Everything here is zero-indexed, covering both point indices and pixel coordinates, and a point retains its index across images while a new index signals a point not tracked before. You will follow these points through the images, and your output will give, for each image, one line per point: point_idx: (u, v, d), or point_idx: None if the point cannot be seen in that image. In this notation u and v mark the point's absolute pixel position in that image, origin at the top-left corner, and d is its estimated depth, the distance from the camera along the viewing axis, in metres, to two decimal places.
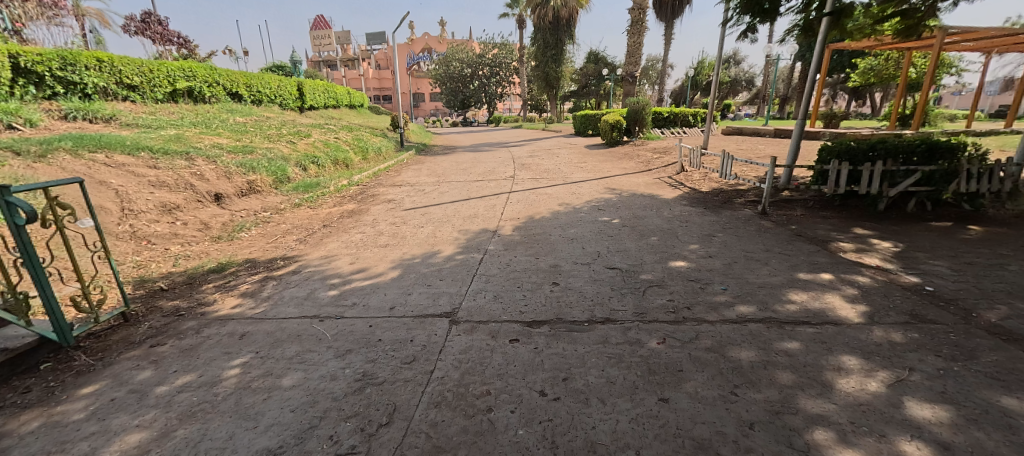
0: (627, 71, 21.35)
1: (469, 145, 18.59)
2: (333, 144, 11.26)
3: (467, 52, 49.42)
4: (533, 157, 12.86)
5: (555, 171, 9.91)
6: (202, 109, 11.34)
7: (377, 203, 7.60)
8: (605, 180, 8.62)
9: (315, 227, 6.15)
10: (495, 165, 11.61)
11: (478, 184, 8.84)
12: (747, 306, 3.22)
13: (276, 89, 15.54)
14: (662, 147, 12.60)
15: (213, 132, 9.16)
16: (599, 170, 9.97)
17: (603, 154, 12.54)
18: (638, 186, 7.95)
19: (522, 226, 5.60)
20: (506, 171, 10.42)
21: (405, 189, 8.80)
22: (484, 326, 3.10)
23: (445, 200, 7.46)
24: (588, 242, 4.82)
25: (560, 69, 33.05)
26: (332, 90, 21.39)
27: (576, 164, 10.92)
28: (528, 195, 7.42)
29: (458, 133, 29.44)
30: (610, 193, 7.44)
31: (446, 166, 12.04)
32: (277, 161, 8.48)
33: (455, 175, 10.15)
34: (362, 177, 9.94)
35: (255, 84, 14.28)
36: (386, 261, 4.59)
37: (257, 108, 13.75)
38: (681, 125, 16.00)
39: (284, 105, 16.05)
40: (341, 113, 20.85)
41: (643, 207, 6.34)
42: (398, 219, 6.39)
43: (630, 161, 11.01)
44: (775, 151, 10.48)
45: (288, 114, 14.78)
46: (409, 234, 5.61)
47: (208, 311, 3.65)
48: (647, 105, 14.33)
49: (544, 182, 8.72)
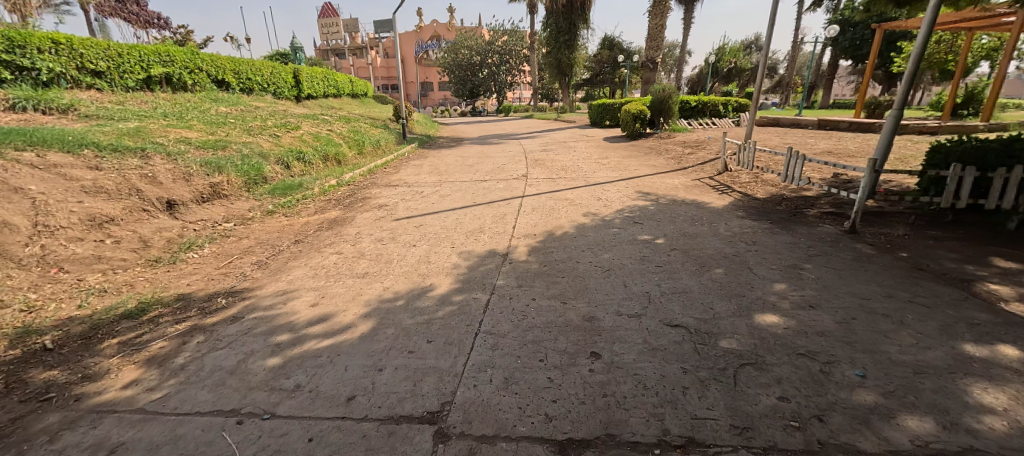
0: (648, 56, 19.73)
1: (477, 137, 17.31)
2: (325, 137, 10.08)
3: (476, 39, 47.76)
4: (547, 151, 11.56)
5: (574, 169, 8.64)
6: (180, 99, 10.23)
7: (365, 210, 6.44)
8: (634, 182, 7.32)
9: (284, 243, 5.00)
10: (504, 160, 10.38)
11: (485, 186, 7.62)
12: (919, 419, 1.97)
13: (269, 76, 14.36)
14: (693, 141, 11.20)
15: (184, 124, 8.03)
16: (624, 167, 8.65)
17: (625, 149, 11.19)
18: (676, 190, 6.64)
19: (541, 248, 4.36)
20: (518, 168, 9.17)
21: (400, 191, 7.60)
22: (488, 451, 1.90)
23: (446, 206, 6.26)
24: (632, 277, 3.58)
25: (574, 56, 31.38)
26: (333, 78, 20.23)
27: (598, 160, 9.61)
28: (545, 201, 6.18)
29: (466, 123, 28.11)
30: (645, 199, 6.15)
31: (451, 162, 10.83)
32: (252, 157, 7.32)
33: (460, 173, 8.93)
34: (354, 175, 8.79)
35: (244, 70, 13.13)
36: (360, 302, 3.41)
37: (246, 97, 12.64)
38: (710, 115, 14.50)
39: (278, 93, 14.90)
40: (341, 102, 19.67)
41: (691, 220, 5.06)
42: (386, 233, 5.21)
43: (658, 157, 9.68)
44: (830, 146, 9.02)
45: (280, 104, 13.66)
46: (397, 256, 4.42)
47: (89, 392, 2.51)
48: (674, 94, 12.87)
49: (563, 183, 7.47)
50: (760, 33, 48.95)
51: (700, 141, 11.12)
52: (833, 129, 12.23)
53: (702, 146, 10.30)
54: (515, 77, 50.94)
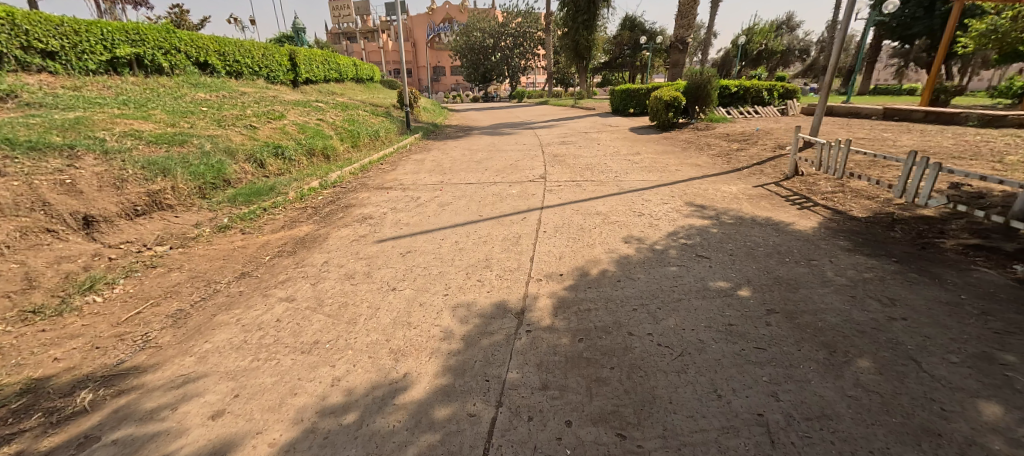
0: (677, 36, 17.85)
1: (489, 126, 15.91)
2: (313, 128, 8.80)
3: (489, 21, 45.72)
4: (567, 145, 10.12)
5: (602, 169, 7.23)
6: (152, 83, 9.04)
7: (345, 223, 5.17)
8: (680, 187, 5.89)
9: (224, 278, 3.74)
10: (518, 156, 9.00)
11: (495, 191, 6.28)
12: None
13: (260, 58, 13.09)
14: (737, 134, 9.64)
15: (141, 113, 6.81)
16: (661, 167, 7.20)
17: (658, 142, 9.68)
18: (738, 202, 5.20)
19: (572, 302, 3.02)
20: (534, 167, 7.79)
21: (393, 196, 6.32)
22: None
23: (446, 221, 4.96)
24: (726, 375, 2.22)
25: (593, 38, 29.41)
26: (336, 61, 18.88)
27: (628, 157, 8.16)
28: (571, 217, 4.83)
29: (476, 110, 26.62)
30: (701, 216, 4.73)
31: (457, 156, 9.48)
32: (215, 154, 6.06)
33: (466, 172, 7.62)
34: (343, 174, 7.54)
35: (231, 51, 11.87)
36: (289, 411, 2.14)
37: (232, 82, 11.40)
38: (752, 103, 12.79)
39: (271, 78, 13.66)
40: (343, 87, 18.35)
41: (777, 255, 3.65)
42: (362, 263, 3.91)
43: (701, 153, 8.18)
44: (916, 143, 7.41)
45: (272, 89, 12.41)
46: (367, 307, 3.12)
47: None
48: (714, 78, 11.23)
49: (590, 188, 6.06)
50: (792, 12, 45.73)
51: (746, 134, 9.55)
52: (903, 119, 10.48)
53: (751, 140, 8.74)
54: (529, 61, 48.86)
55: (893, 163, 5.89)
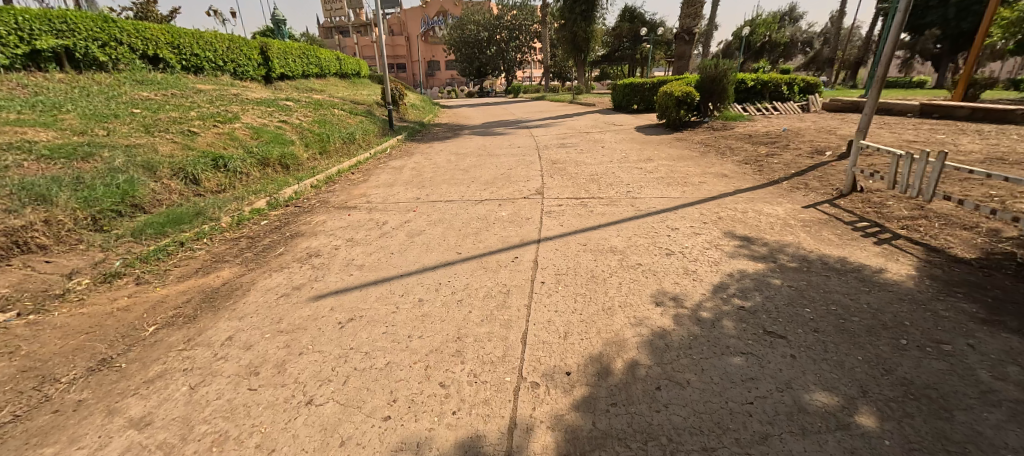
0: (683, 25, 16.57)
1: (481, 124, 14.68)
2: (272, 131, 7.55)
3: (483, 13, 44.16)
4: (567, 148, 8.92)
5: (610, 181, 6.05)
6: (83, 81, 7.77)
7: (281, 263, 3.95)
8: (712, 208, 4.71)
9: (70, 373, 2.53)
10: (511, 162, 7.80)
11: (480, 212, 5.08)
12: None
13: (225, 52, 11.77)
14: (761, 135, 8.48)
15: (46, 118, 5.55)
16: (681, 178, 6.01)
17: (671, 145, 8.50)
18: (793, 231, 4.02)
19: (589, 442, 1.84)
20: (530, 177, 6.59)
21: (356, 219, 5.12)
22: None
23: (412, 262, 3.76)
24: None
25: (592, 29, 28.05)
26: (316, 54, 17.51)
27: (639, 164, 6.98)
28: (578, 257, 3.63)
29: (470, 106, 25.29)
30: (752, 255, 3.55)
31: (441, 163, 8.26)
32: (127, 170, 4.82)
33: (449, 185, 6.43)
34: (302, 188, 6.34)
35: (188, 43, 10.56)
36: None
37: (188, 79, 10.10)
38: (769, 98, 11.61)
39: (238, 73, 12.35)
40: (324, 83, 17.00)
41: (886, 334, 2.48)
42: (279, 342, 2.71)
43: (724, 160, 7.02)
44: (981, 147, 6.27)
45: (236, 87, 11.11)
46: (255, 445, 1.92)
47: None
48: (731, 71, 10.02)
49: (598, 210, 4.87)
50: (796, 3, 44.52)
51: (771, 135, 8.39)
52: (943, 117, 9.35)
53: (780, 143, 7.57)
54: (525, 54, 47.40)
55: (976, 177, 4.73)
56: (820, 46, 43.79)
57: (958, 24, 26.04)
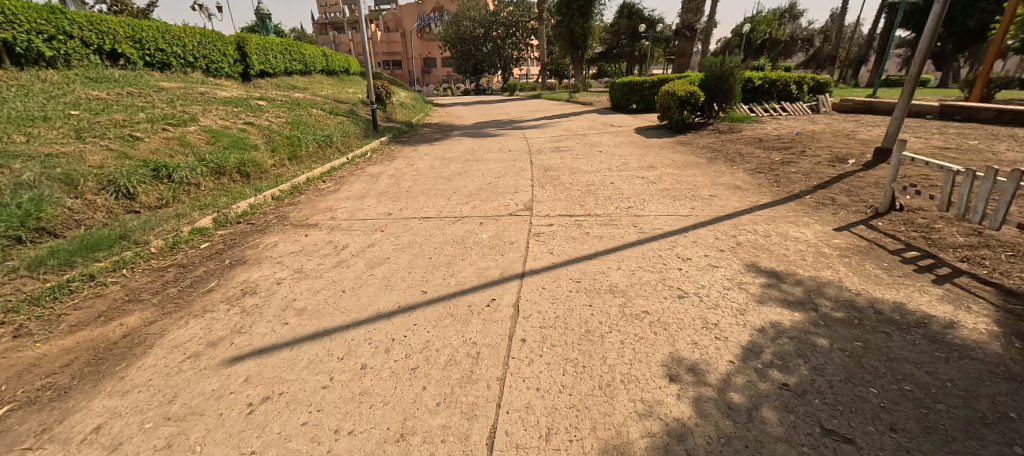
0: (684, 21, 15.86)
1: (473, 124, 13.95)
2: (233, 135, 6.80)
3: (479, 9, 43.36)
4: (562, 152, 8.21)
5: (609, 194, 5.35)
6: (23, 78, 7.00)
7: (206, 304, 3.22)
8: (728, 231, 4.01)
9: None
10: (499, 169, 7.08)
11: (458, 232, 4.36)
12: None
13: (195, 47, 10.99)
14: (772, 138, 7.80)
15: None
16: (689, 191, 5.31)
17: (674, 149, 7.81)
18: (829, 264, 3.33)
19: None
20: (518, 188, 5.88)
21: (312, 241, 4.39)
22: None
23: (365, 305, 3.03)
24: None
25: (589, 26, 27.34)
26: (300, 50, 16.68)
27: (640, 173, 6.28)
28: (569, 302, 2.92)
29: (463, 104, 24.53)
30: (786, 300, 2.84)
31: (423, 169, 7.52)
32: (38, 185, 4.08)
33: (427, 197, 5.72)
34: (260, 200, 5.61)
35: (152, 37, 9.78)
36: None
37: (151, 76, 9.31)
38: (778, 98, 10.91)
39: (211, 70, 11.56)
40: (308, 80, 16.20)
41: (994, 438, 1.77)
42: (160, 438, 1.99)
43: (735, 168, 6.33)
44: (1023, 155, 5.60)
45: (206, 84, 10.33)
46: None
47: None
48: (739, 68, 9.30)
49: (594, 232, 4.15)
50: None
51: (784, 138, 7.71)
52: (968, 119, 8.67)
53: (795, 149, 6.89)
54: (522, 52, 46.60)
55: None
56: (821, 43, 43.19)
57: (963, 21, 25.48)
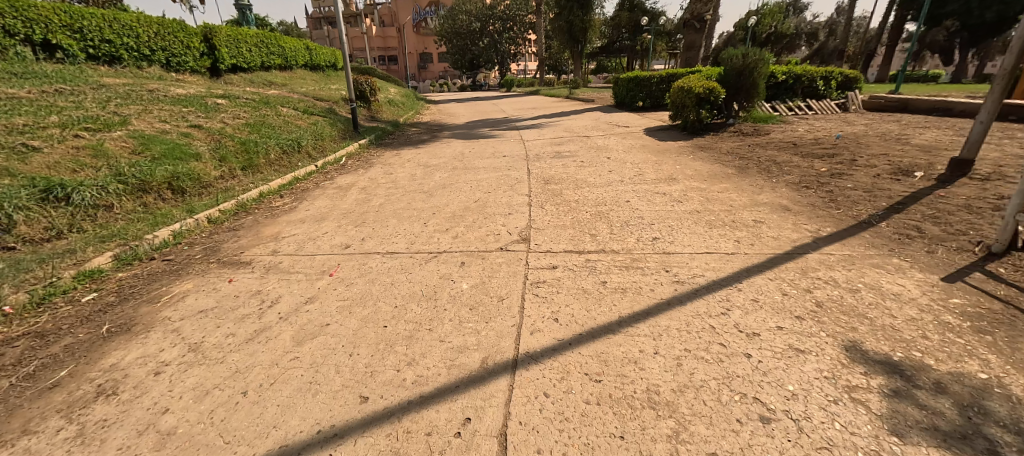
0: (694, 10, 14.67)
1: (466, 124, 12.83)
2: (170, 141, 5.68)
3: (475, 2, 42.01)
4: (564, 159, 7.11)
5: (625, 218, 4.26)
6: None
7: (32, 417, 2.11)
8: (799, 283, 2.91)
9: None
10: (490, 181, 5.98)
11: (430, 278, 3.26)
12: None
13: (151, 38, 9.80)
14: (807, 142, 6.71)
15: None
16: (726, 215, 4.22)
17: (695, 156, 6.72)
18: (970, 349, 2.24)
19: None
20: (512, 207, 4.79)
21: (235, 289, 3.27)
22: None
23: (264, 429, 1.92)
24: None
25: (589, 18, 26.12)
26: (280, 43, 15.45)
27: (659, 187, 5.20)
28: (587, 430, 1.83)
29: (458, 101, 23.38)
30: (939, 432, 1.75)
31: (401, 180, 6.41)
32: None
33: (400, 219, 4.62)
34: (191, 225, 4.50)
35: (96, 27, 8.59)
36: None
37: (92, 71, 8.13)
38: (803, 95, 9.81)
39: (171, 64, 10.37)
40: (287, 76, 15.00)
41: None
42: None
43: (774, 181, 5.24)
44: None
45: (161, 80, 9.14)
46: None
47: None
48: (768, 60, 8.16)
49: (614, 281, 3.05)
50: None
51: (822, 142, 6.62)
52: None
53: (841, 156, 5.81)
54: (519, 46, 45.29)
55: None
56: (827, 37, 41.97)
57: (982, 13, 24.27)
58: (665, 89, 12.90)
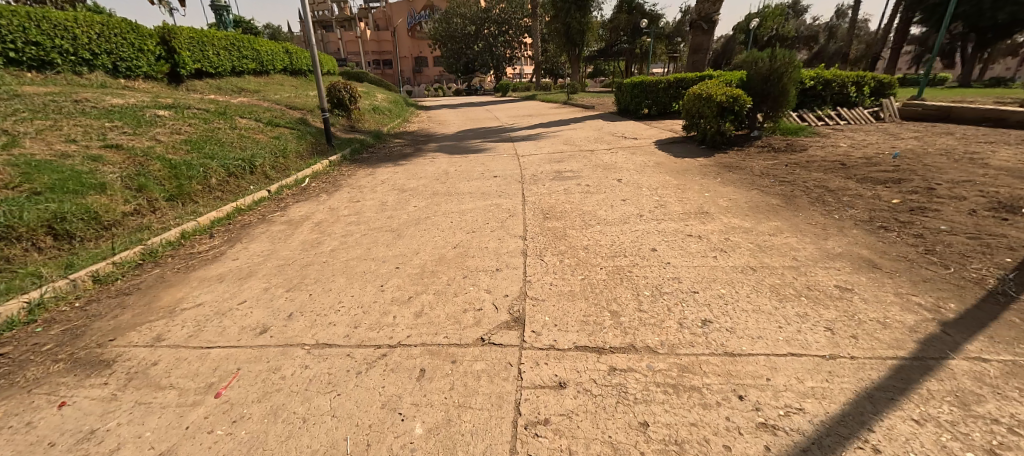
0: (701, 10, 13.61)
1: (456, 134, 11.71)
2: (68, 167, 4.49)
3: (469, 5, 41.01)
4: (565, 181, 5.96)
5: (656, 281, 3.09)
6: None
7: None
8: (971, 436, 1.74)
9: None
10: (476, 213, 4.83)
11: (365, 408, 2.06)
12: None
13: (93, 40, 8.63)
14: (858, 161, 5.59)
15: None
16: (796, 277, 3.06)
17: (724, 179, 5.58)
18: None
19: None
20: (501, 258, 3.63)
21: (57, 426, 2.07)
22: None
23: None
24: None
25: (587, 21, 25.15)
26: (254, 46, 14.27)
27: (693, 227, 4.04)
28: None
29: (451, 107, 22.29)
30: None
31: (367, 210, 5.23)
32: None
33: (350, 278, 3.44)
34: (62, 289, 3.30)
35: (20, 26, 7.41)
36: None
37: (10, 78, 6.95)
38: (832, 103, 8.73)
39: (119, 70, 9.19)
40: (262, 82, 13.82)
41: None
42: None
43: (836, 218, 4.10)
44: None
45: (99, 88, 7.97)
46: None
47: None
48: (797, 64, 7.07)
49: (659, 423, 1.87)
50: None
51: (877, 161, 5.50)
52: None
53: (911, 181, 4.68)
54: (515, 50, 44.37)
55: None
56: (827, 39, 41.26)
57: (993, 15, 23.40)
58: (672, 95, 11.82)
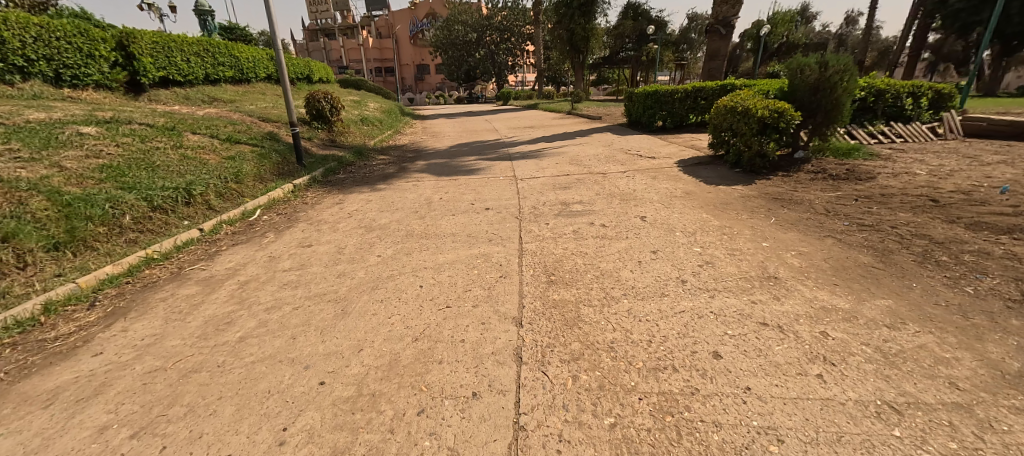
0: (719, 13, 12.41)
1: (449, 149, 10.54)
2: None
3: (470, 12, 40.13)
4: (572, 218, 4.73)
5: (735, 435, 1.83)
6: None
7: None
8: None
9: None
10: (454, 272, 3.58)
11: None
12: None
13: (28, 44, 7.52)
14: (955, 197, 4.31)
15: None
16: (982, 437, 1.78)
17: (778, 219, 4.34)
18: None
19: None
20: (481, 367, 2.37)
21: None
22: None
23: None
24: None
25: (591, 26, 24.08)
26: (232, 51, 13.16)
27: (765, 309, 2.76)
28: None
29: (450, 117, 21.24)
30: None
31: (316, 262, 3.99)
32: None
33: (239, 407, 2.17)
34: None
35: None
36: None
37: None
38: (883, 117, 7.48)
39: (62, 78, 8.07)
40: (240, 90, 12.71)
41: None
42: None
43: (972, 293, 2.82)
44: None
45: (26, 100, 6.82)
46: None
47: None
48: (854, 71, 5.84)
49: None
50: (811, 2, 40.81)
51: (982, 198, 4.21)
52: None
53: None
54: (518, 57, 43.49)
55: None
56: (838, 46, 40.07)
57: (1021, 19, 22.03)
58: (690, 105, 10.60)
